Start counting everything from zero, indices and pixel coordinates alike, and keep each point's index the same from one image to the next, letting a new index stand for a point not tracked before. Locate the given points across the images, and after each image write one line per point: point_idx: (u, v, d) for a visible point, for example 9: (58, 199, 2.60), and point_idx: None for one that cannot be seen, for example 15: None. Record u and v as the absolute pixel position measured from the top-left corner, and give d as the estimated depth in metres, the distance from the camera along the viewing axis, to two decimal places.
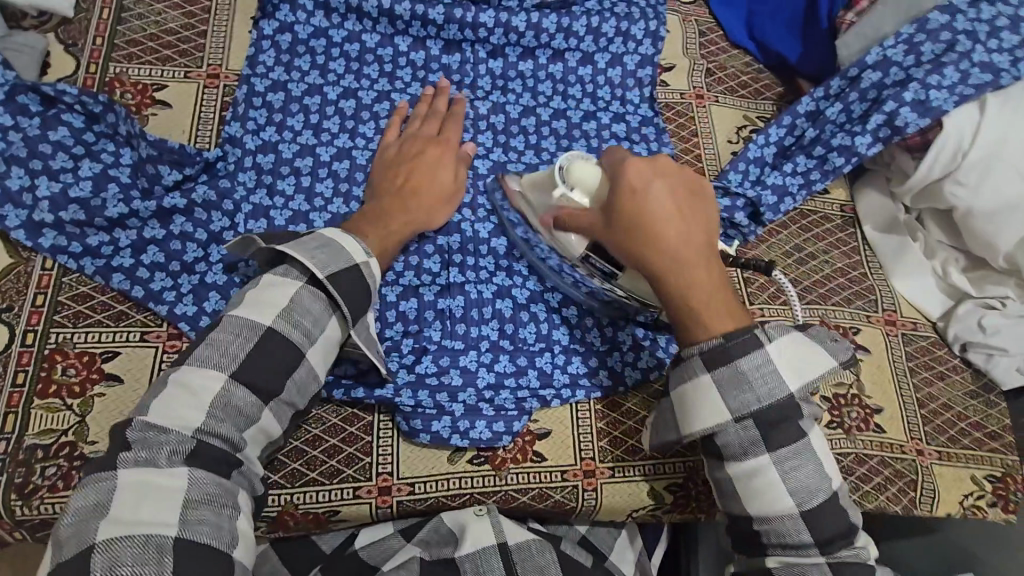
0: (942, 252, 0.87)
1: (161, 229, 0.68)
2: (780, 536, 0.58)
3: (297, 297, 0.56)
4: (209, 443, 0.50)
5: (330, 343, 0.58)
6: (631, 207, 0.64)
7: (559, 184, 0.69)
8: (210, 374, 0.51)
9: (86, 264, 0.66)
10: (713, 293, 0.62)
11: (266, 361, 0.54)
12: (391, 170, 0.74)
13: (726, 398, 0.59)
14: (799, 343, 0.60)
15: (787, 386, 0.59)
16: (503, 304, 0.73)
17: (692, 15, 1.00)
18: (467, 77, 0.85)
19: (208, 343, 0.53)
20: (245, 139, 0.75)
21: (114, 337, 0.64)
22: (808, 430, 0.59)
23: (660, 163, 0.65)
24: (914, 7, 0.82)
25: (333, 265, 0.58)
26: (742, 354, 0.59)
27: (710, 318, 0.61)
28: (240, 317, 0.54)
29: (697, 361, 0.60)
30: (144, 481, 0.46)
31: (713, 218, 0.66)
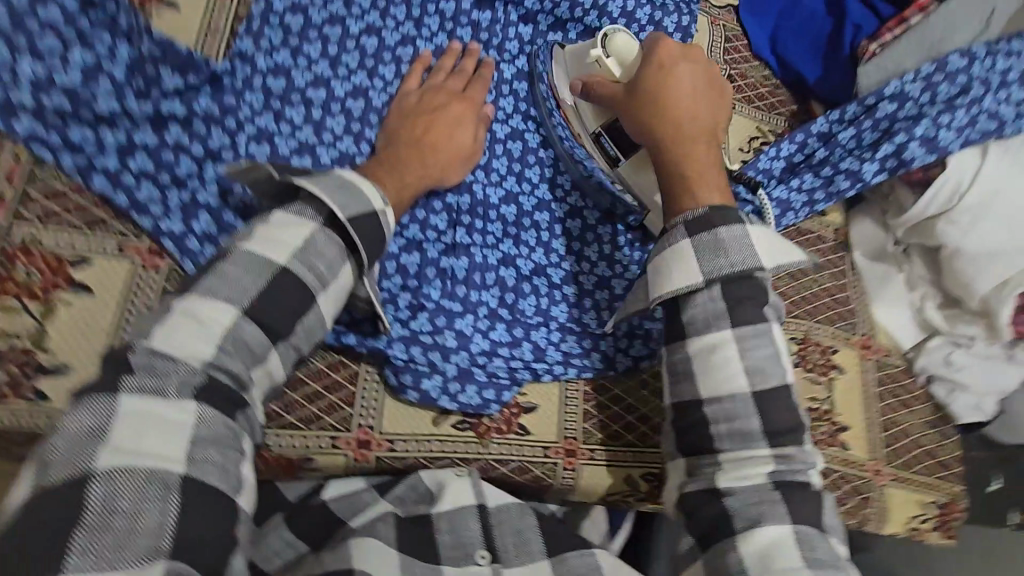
0: (923, 287, 0.90)
1: (153, 136, 0.63)
2: (729, 419, 0.56)
3: (312, 237, 0.52)
4: (217, 379, 0.46)
5: (341, 290, 0.54)
6: (657, 77, 0.66)
7: (599, 48, 0.72)
8: (219, 308, 0.47)
9: (65, 159, 0.60)
10: (708, 170, 0.63)
11: (277, 300, 0.49)
12: (408, 119, 0.68)
13: (700, 262, 0.58)
14: (773, 234, 0.60)
15: (761, 263, 0.58)
16: (507, 272, 0.72)
17: (721, 19, 1.00)
18: (495, 36, 0.81)
19: (218, 276, 0.48)
20: (256, 57, 0.69)
21: (86, 244, 0.59)
22: (772, 322, 0.58)
23: (694, 50, 0.69)
24: (937, 47, 0.87)
25: (351, 207, 0.54)
26: (723, 223, 0.58)
27: (700, 192, 0.62)
28: (252, 252, 0.50)
29: (679, 229, 0.59)
30: (149, 411, 0.42)
31: (724, 117, 0.68)
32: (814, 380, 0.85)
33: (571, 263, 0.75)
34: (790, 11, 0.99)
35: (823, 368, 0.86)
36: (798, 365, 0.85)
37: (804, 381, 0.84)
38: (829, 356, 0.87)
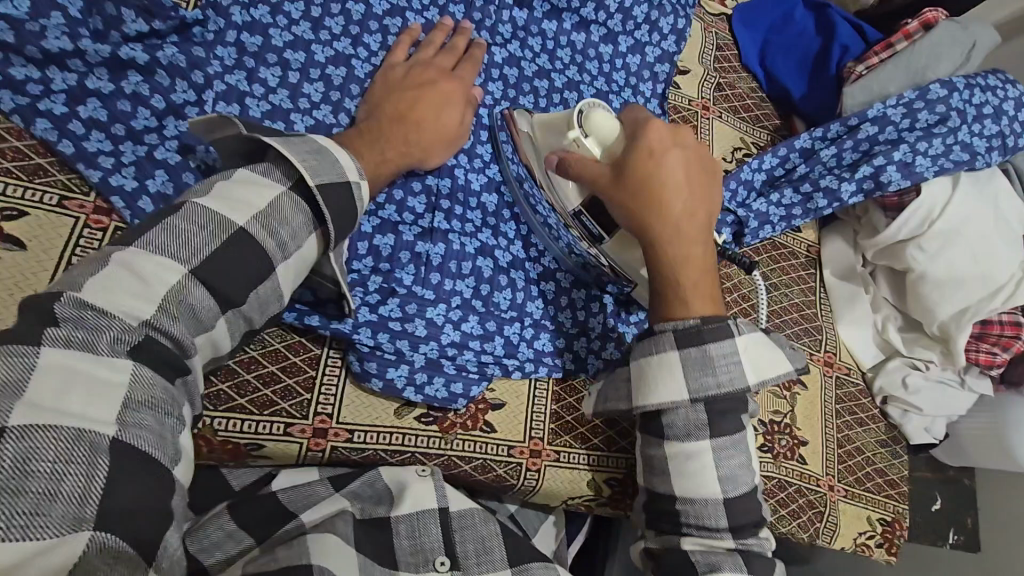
0: (885, 309, 0.92)
1: (109, 82, 0.57)
2: (698, 518, 0.56)
3: (278, 202, 0.48)
4: (156, 341, 0.42)
5: (303, 262, 0.51)
6: (643, 167, 0.60)
7: (577, 125, 0.64)
8: (165, 265, 0.43)
9: (5, 97, 0.54)
10: (699, 272, 0.59)
11: (231, 265, 0.46)
12: (393, 93, 0.64)
13: (688, 380, 0.56)
14: (765, 345, 0.58)
15: (747, 380, 0.57)
16: (483, 263, 0.68)
17: (713, 26, 1.00)
18: (489, 18, 0.78)
19: (166, 229, 0.44)
20: (231, 9, 0.64)
21: (24, 194, 0.53)
22: (748, 430, 0.58)
23: (683, 131, 0.63)
24: (920, 74, 0.88)
25: (323, 175, 0.50)
26: (715, 337, 0.56)
27: (693, 299, 0.58)
28: (208, 209, 0.45)
29: (667, 338, 0.57)
30: (73, 366, 0.37)
31: (715, 204, 0.63)
32: (779, 394, 0.85)
33: (549, 259, 0.72)
34: (781, 28, 1.01)
35: (789, 383, 0.87)
36: None
37: (770, 396, 0.84)
38: (794, 371, 0.87)
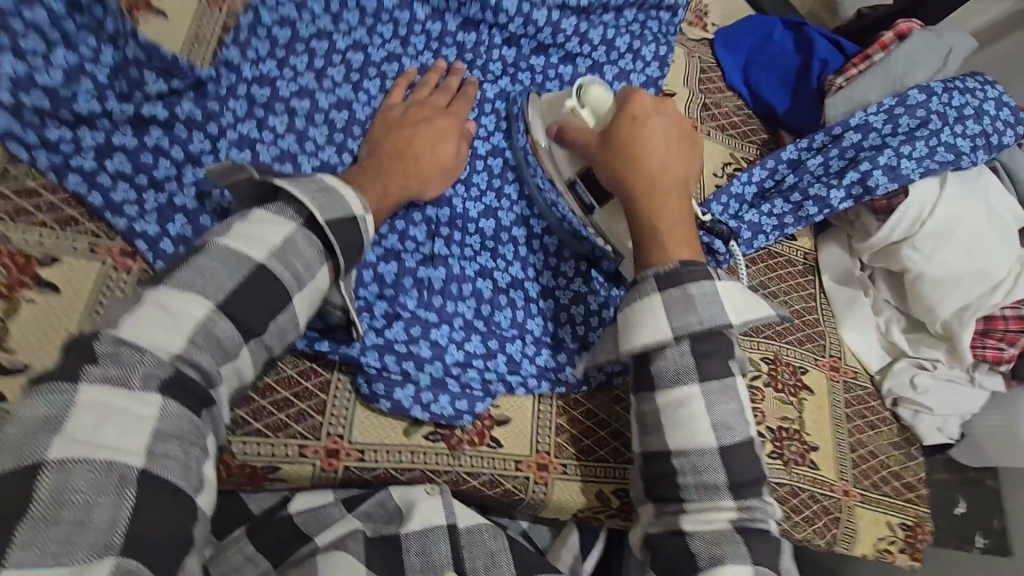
0: (888, 311, 0.93)
1: (133, 137, 0.63)
2: (695, 471, 0.57)
3: (292, 237, 0.52)
4: (185, 373, 0.45)
5: (318, 291, 0.54)
6: (627, 130, 0.66)
7: (573, 98, 0.71)
8: (193, 301, 0.46)
9: (40, 157, 0.59)
10: (676, 222, 0.63)
11: (251, 297, 0.49)
12: (393, 131, 0.69)
13: (670, 317, 0.58)
14: (744, 289, 0.61)
15: (729, 320, 0.59)
16: (483, 284, 0.72)
17: (696, 51, 1.04)
18: (479, 58, 0.83)
19: (193, 268, 0.47)
20: (242, 67, 0.70)
21: (57, 242, 0.58)
22: (738, 378, 0.59)
23: (666, 102, 0.67)
24: (899, 82, 0.91)
25: (332, 211, 0.54)
26: (693, 279, 0.59)
27: (671, 247, 0.61)
28: (230, 248, 0.49)
29: (650, 282, 0.59)
30: (106, 402, 0.41)
31: (699, 167, 0.68)
32: (785, 400, 0.86)
33: (547, 278, 0.75)
34: (761, 48, 1.05)
35: (794, 389, 0.87)
36: (769, 386, 0.86)
37: (775, 401, 0.85)
38: (799, 377, 0.88)
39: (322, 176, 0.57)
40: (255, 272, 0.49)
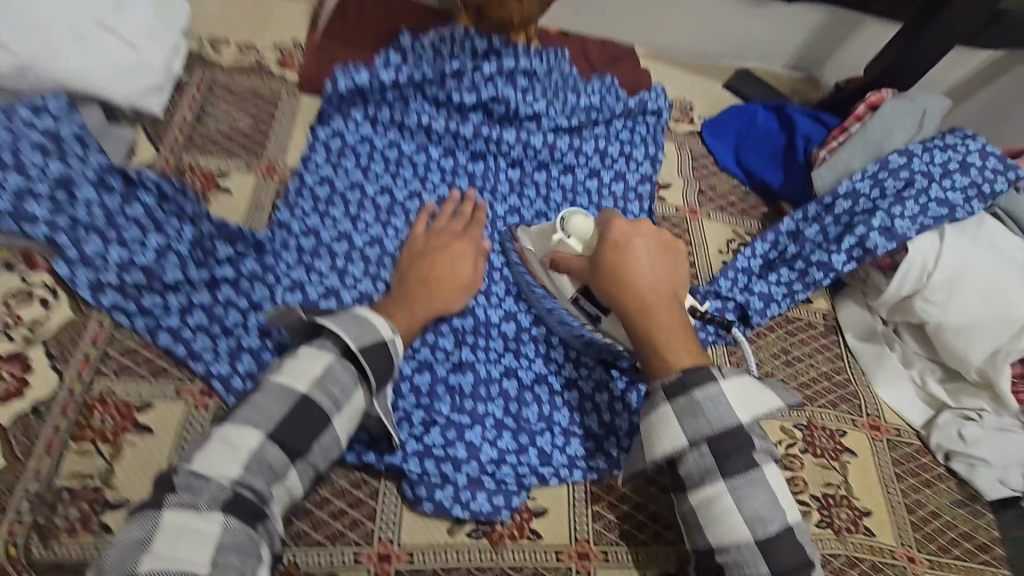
0: (919, 362, 0.93)
1: (208, 295, 0.76)
2: (738, 566, 0.60)
3: (329, 367, 0.61)
4: (243, 495, 0.54)
5: (355, 411, 0.63)
6: (612, 256, 0.74)
7: (560, 231, 0.80)
8: (248, 432, 0.56)
9: (138, 322, 0.72)
10: (674, 333, 0.70)
11: (296, 423, 0.59)
12: (417, 261, 0.80)
13: (683, 424, 0.63)
14: (749, 384, 0.65)
15: (740, 417, 0.63)
16: (509, 383, 0.79)
17: (687, 142, 1.13)
18: (488, 183, 0.95)
19: (249, 405, 0.58)
20: (292, 223, 0.84)
21: (151, 390, 0.70)
22: (766, 469, 0.62)
23: (642, 224, 0.77)
24: (878, 148, 0.97)
25: (364, 339, 0.64)
26: (698, 384, 0.64)
27: (674, 354, 0.68)
28: (280, 382, 0.59)
29: (659, 394, 0.66)
30: (183, 522, 0.51)
31: (683, 273, 0.76)
32: (826, 465, 0.85)
33: (569, 369, 0.82)
34: (748, 132, 1.12)
35: (834, 452, 0.87)
36: (808, 453, 0.86)
37: (815, 468, 0.85)
38: (838, 440, 0.88)
39: (355, 308, 0.68)
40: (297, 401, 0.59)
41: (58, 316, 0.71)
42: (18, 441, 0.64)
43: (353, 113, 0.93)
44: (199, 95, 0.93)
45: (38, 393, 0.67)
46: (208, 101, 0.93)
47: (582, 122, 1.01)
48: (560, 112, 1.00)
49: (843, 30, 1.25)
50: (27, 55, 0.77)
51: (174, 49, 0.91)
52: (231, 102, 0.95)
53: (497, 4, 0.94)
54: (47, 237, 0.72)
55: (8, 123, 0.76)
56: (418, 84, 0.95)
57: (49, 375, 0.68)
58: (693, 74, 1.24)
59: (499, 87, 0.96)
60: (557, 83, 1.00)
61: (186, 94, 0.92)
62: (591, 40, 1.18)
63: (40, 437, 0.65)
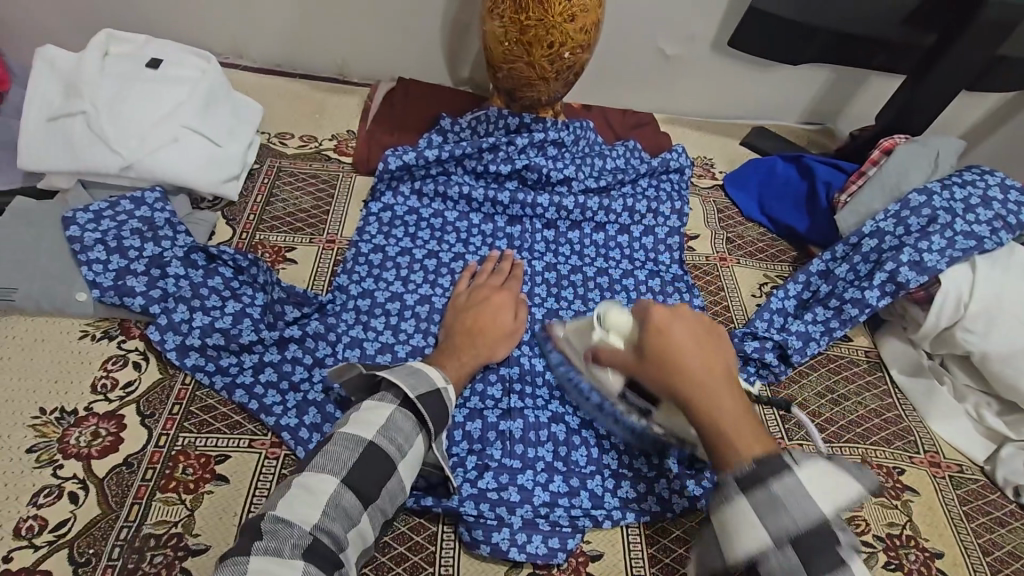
0: (973, 396, 0.91)
1: (278, 353, 0.82)
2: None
3: (392, 416, 0.66)
4: (322, 540, 0.57)
5: (416, 457, 0.67)
6: (655, 342, 0.65)
7: (597, 327, 0.75)
8: (325, 478, 0.60)
9: (217, 380, 0.80)
10: (737, 415, 0.58)
11: (368, 469, 0.62)
12: (461, 314, 0.86)
13: (764, 523, 0.51)
14: (828, 468, 0.54)
15: (823, 510, 0.51)
16: (557, 428, 0.82)
17: (710, 195, 1.21)
18: (526, 243, 1.03)
19: (323, 453, 0.62)
20: (350, 287, 0.92)
21: (227, 442, 0.76)
22: (861, 569, 0.49)
23: (683, 307, 0.68)
24: (896, 189, 1.02)
25: (421, 387, 0.69)
26: (773, 475, 0.52)
27: (738, 442, 0.56)
28: (349, 432, 0.63)
29: (731, 484, 0.54)
30: (269, 568, 0.53)
31: (733, 353, 0.66)
32: (887, 504, 0.83)
33: None
34: (769, 181, 1.18)
35: (895, 491, 0.85)
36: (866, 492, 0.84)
37: (876, 507, 0.83)
38: (897, 478, 0.86)
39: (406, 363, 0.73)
40: (368, 449, 0.62)
41: (149, 376, 0.80)
42: (113, 491, 0.70)
43: (401, 189, 1.04)
44: (268, 183, 1.06)
45: (131, 447, 0.74)
46: (276, 186, 1.06)
47: (610, 183, 1.09)
48: (588, 175, 1.09)
49: (852, 86, 1.32)
50: (132, 156, 0.92)
51: (249, 144, 1.06)
52: (295, 185, 1.07)
53: (526, 87, 1.04)
54: (142, 308, 0.82)
55: (114, 214, 0.88)
56: (458, 158, 1.05)
57: (140, 431, 0.75)
58: (710, 134, 1.33)
59: (530, 157, 1.06)
60: (583, 150, 1.12)
61: (257, 182, 1.06)
62: (613, 111, 1.30)
63: (131, 487, 0.71)
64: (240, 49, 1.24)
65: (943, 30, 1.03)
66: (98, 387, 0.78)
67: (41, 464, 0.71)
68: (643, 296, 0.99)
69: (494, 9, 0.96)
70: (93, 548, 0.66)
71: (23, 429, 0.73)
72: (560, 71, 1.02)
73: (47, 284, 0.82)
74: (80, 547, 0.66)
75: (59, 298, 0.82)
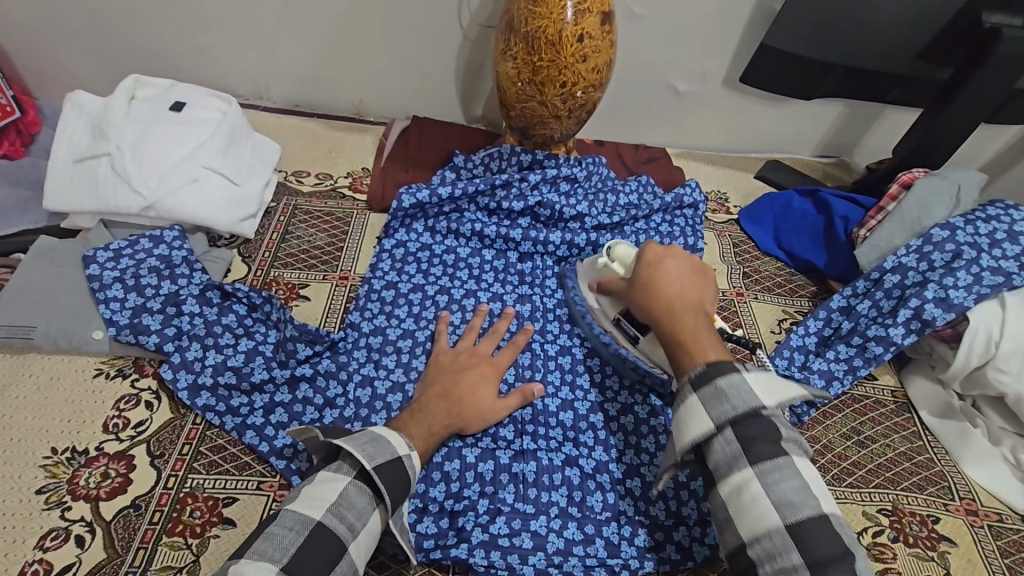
0: (1009, 439, 0.86)
1: (288, 393, 0.81)
2: (770, 557, 0.52)
3: (345, 491, 0.61)
4: None
5: (370, 535, 0.62)
6: (645, 273, 0.77)
7: (607, 256, 0.90)
8: (262, 567, 0.53)
9: (227, 420, 0.79)
10: (701, 333, 0.68)
11: (313, 554, 0.56)
12: (442, 375, 0.80)
13: (709, 410, 0.59)
14: (772, 375, 0.62)
15: (764, 401, 0.59)
16: (571, 471, 0.79)
17: (725, 230, 1.20)
18: (537, 279, 1.02)
19: (264, 536, 0.56)
20: (362, 324, 0.91)
21: (236, 484, 0.75)
22: (796, 454, 0.56)
23: (676, 248, 0.80)
24: (917, 225, 0.99)
25: (380, 457, 0.63)
26: (719, 373, 0.60)
27: (697, 351, 0.66)
28: (296, 511, 0.58)
29: (685, 386, 0.62)
30: None
31: (716, 294, 0.76)
32: (923, 556, 0.78)
33: (630, 456, 0.82)
34: (785, 216, 1.16)
35: (930, 541, 0.80)
36: (899, 541, 0.79)
37: (910, 558, 0.78)
38: (931, 527, 0.81)
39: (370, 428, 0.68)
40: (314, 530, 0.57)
41: (160, 416, 0.80)
42: (120, 535, 0.69)
43: (415, 226, 1.04)
44: (283, 220, 1.08)
45: (139, 489, 0.73)
46: (292, 224, 1.07)
47: (623, 218, 1.08)
48: (601, 211, 1.08)
49: (867, 119, 1.31)
50: (153, 196, 0.94)
51: (266, 182, 1.08)
52: (310, 224, 1.08)
53: (539, 125, 1.06)
54: (156, 346, 0.83)
55: (133, 252, 0.89)
56: (471, 195, 1.06)
57: (149, 472, 0.75)
58: (724, 168, 1.33)
59: (543, 193, 1.07)
60: (596, 185, 1.12)
61: (273, 220, 1.07)
62: (625, 146, 1.31)
63: (137, 531, 0.70)
64: (262, 90, 1.28)
65: (959, 64, 1.02)
66: (110, 427, 0.78)
67: (49, 506, 0.70)
68: None
69: (507, 51, 0.97)
70: None
71: (34, 469, 0.73)
72: (572, 108, 1.02)
73: (65, 322, 0.83)
74: None
75: (75, 336, 0.83)
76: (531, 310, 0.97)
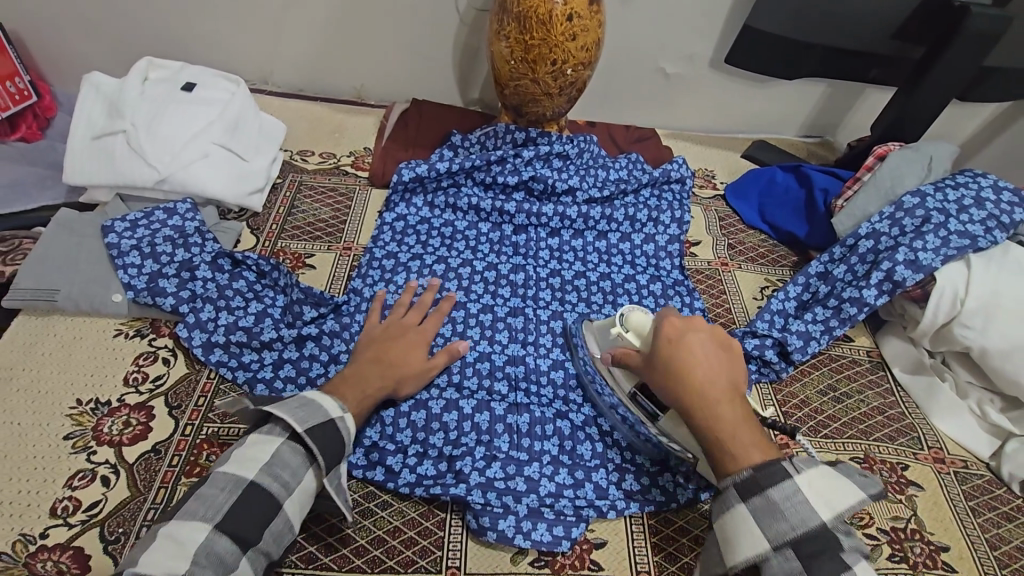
0: (975, 393, 0.91)
1: (295, 351, 0.87)
2: None
3: (278, 451, 0.64)
4: None
5: (305, 493, 0.66)
6: (669, 355, 0.69)
7: (619, 325, 0.80)
8: (196, 526, 0.58)
9: (239, 375, 0.84)
10: (741, 430, 0.63)
11: (243, 512, 0.60)
12: (372, 344, 0.83)
13: (765, 527, 0.58)
14: (828, 476, 0.60)
15: (823, 514, 0.57)
16: (562, 423, 0.85)
17: (712, 205, 1.25)
18: (531, 250, 1.07)
19: (197, 498, 0.60)
20: (364, 289, 0.96)
21: None
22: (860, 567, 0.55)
23: (696, 318, 0.73)
24: (890, 193, 1.05)
25: (311, 420, 0.67)
26: (773, 483, 0.59)
27: (741, 450, 0.62)
28: (226, 473, 0.62)
29: (730, 492, 0.60)
30: None
31: (742, 364, 0.70)
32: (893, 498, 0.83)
33: None
34: (769, 190, 1.22)
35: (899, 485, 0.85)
36: None
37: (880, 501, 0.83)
38: (900, 474, 0.86)
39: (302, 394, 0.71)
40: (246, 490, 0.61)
41: (176, 371, 0.86)
42: (142, 475, 0.75)
43: (414, 200, 1.10)
44: (289, 195, 1.13)
45: (158, 436, 0.79)
46: (297, 199, 1.13)
47: (613, 193, 1.13)
48: (592, 185, 1.13)
49: (848, 99, 1.36)
50: (167, 170, 0.99)
51: (272, 159, 1.13)
52: (315, 199, 1.14)
53: (532, 103, 1.11)
54: (172, 307, 0.88)
55: (148, 223, 0.95)
56: (468, 171, 1.11)
57: (168, 421, 0.80)
58: (712, 148, 1.39)
59: (536, 169, 1.12)
60: (587, 162, 1.17)
61: (279, 196, 1.13)
62: (616, 127, 1.36)
63: (158, 472, 0.75)
64: (266, 75, 1.34)
65: (931, 43, 1.07)
66: (130, 381, 0.84)
67: (77, 450, 0.76)
68: (644, 299, 1.02)
69: (501, 32, 1.03)
70: (123, 527, 0.70)
71: (61, 418, 0.79)
72: (564, 86, 1.08)
73: (86, 287, 0.89)
74: (111, 526, 0.70)
75: (95, 300, 0.88)
76: (524, 278, 1.02)
